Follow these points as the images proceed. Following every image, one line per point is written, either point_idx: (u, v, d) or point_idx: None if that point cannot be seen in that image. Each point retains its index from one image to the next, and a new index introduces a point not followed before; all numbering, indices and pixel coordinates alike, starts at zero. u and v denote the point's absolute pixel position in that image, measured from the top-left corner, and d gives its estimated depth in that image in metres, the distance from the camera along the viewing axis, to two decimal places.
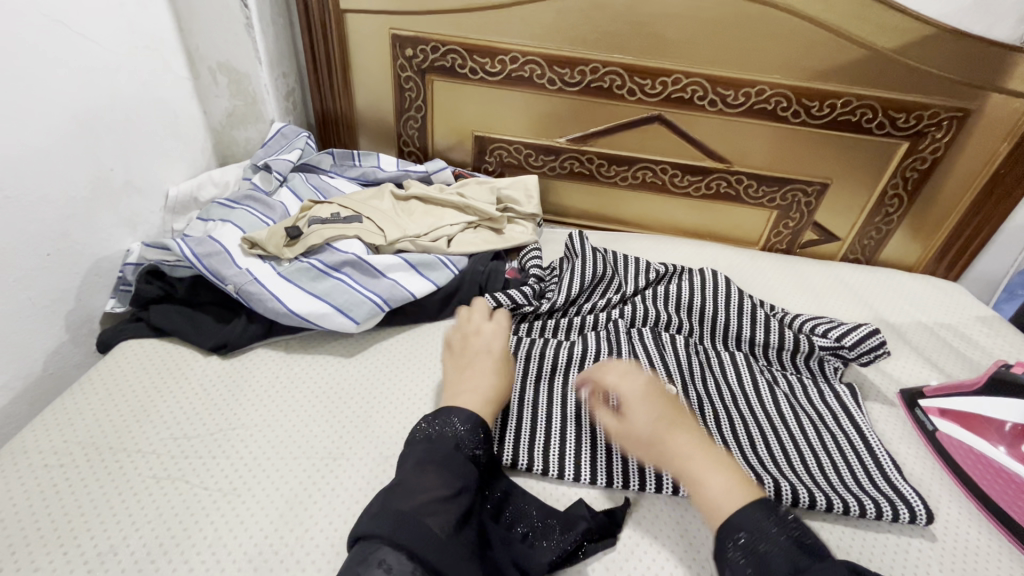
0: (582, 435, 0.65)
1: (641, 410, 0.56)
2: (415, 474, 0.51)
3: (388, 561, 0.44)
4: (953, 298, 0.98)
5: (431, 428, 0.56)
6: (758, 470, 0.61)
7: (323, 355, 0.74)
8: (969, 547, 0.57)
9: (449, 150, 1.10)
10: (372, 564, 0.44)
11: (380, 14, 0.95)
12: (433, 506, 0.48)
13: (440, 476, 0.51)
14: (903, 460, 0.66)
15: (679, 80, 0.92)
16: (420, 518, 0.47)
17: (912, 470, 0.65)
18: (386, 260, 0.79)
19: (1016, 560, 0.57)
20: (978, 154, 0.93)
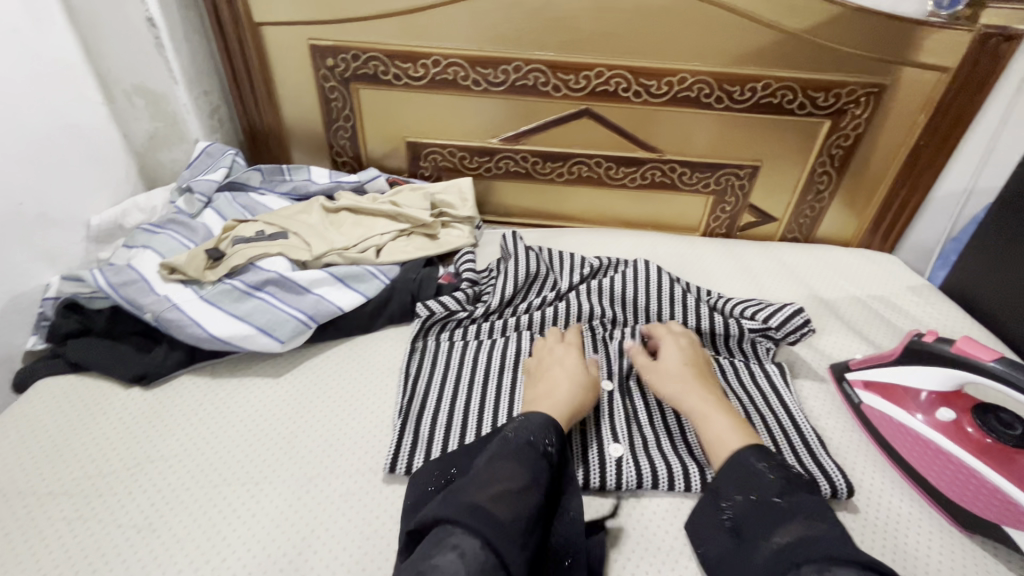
0: None
1: (671, 355, 0.69)
2: (491, 466, 0.51)
3: (461, 546, 0.44)
4: (886, 270, 0.99)
5: (510, 430, 0.56)
6: (686, 465, 0.62)
7: (249, 377, 0.73)
8: (889, 516, 0.59)
9: (384, 157, 1.09)
10: (447, 547, 0.43)
11: (298, 26, 0.94)
12: (504, 498, 0.48)
13: (518, 472, 0.51)
14: (829, 435, 0.68)
15: (602, 74, 0.92)
16: (496, 510, 0.47)
17: (838, 444, 0.67)
18: (310, 275, 0.77)
19: (934, 524, 0.58)
20: (898, 127, 0.94)
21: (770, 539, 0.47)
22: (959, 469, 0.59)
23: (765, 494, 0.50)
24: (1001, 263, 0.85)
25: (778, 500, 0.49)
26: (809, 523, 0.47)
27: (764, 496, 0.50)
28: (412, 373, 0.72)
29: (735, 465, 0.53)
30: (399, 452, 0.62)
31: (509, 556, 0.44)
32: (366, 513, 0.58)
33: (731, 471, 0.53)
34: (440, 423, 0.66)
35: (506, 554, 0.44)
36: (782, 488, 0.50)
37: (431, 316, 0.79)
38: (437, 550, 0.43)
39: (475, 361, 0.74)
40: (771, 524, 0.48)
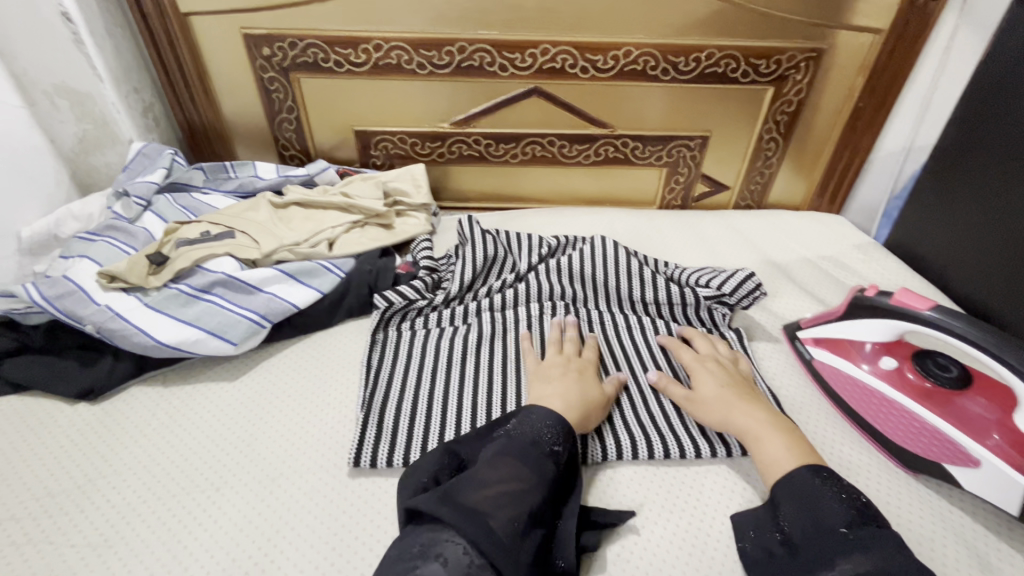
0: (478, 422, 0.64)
1: (709, 382, 0.66)
2: (490, 466, 0.52)
3: (444, 554, 0.44)
4: (833, 230, 1.03)
5: (512, 428, 0.56)
6: (664, 437, 0.63)
7: (204, 383, 0.71)
8: (839, 464, 0.61)
9: (332, 148, 1.06)
10: (430, 557, 0.44)
11: (227, 14, 0.90)
12: (501, 499, 0.49)
13: (518, 472, 0.51)
14: (783, 391, 0.70)
15: (548, 51, 0.92)
16: (487, 512, 0.47)
17: (794, 400, 0.69)
18: (260, 273, 0.75)
19: (883, 468, 0.61)
20: (838, 89, 0.97)
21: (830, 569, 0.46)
22: (903, 414, 0.62)
23: (833, 522, 0.48)
24: (936, 217, 0.88)
25: (846, 530, 0.47)
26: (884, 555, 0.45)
27: (830, 523, 0.48)
28: (373, 366, 0.71)
29: (802, 487, 0.52)
30: (363, 445, 0.61)
31: (499, 563, 0.45)
32: (333, 508, 0.58)
33: (790, 490, 0.53)
34: (403, 413, 0.65)
35: (497, 560, 0.45)
36: (851, 519, 0.48)
37: (389, 306, 0.77)
38: (421, 560, 0.44)
39: (437, 349, 0.74)
40: (833, 552, 0.46)
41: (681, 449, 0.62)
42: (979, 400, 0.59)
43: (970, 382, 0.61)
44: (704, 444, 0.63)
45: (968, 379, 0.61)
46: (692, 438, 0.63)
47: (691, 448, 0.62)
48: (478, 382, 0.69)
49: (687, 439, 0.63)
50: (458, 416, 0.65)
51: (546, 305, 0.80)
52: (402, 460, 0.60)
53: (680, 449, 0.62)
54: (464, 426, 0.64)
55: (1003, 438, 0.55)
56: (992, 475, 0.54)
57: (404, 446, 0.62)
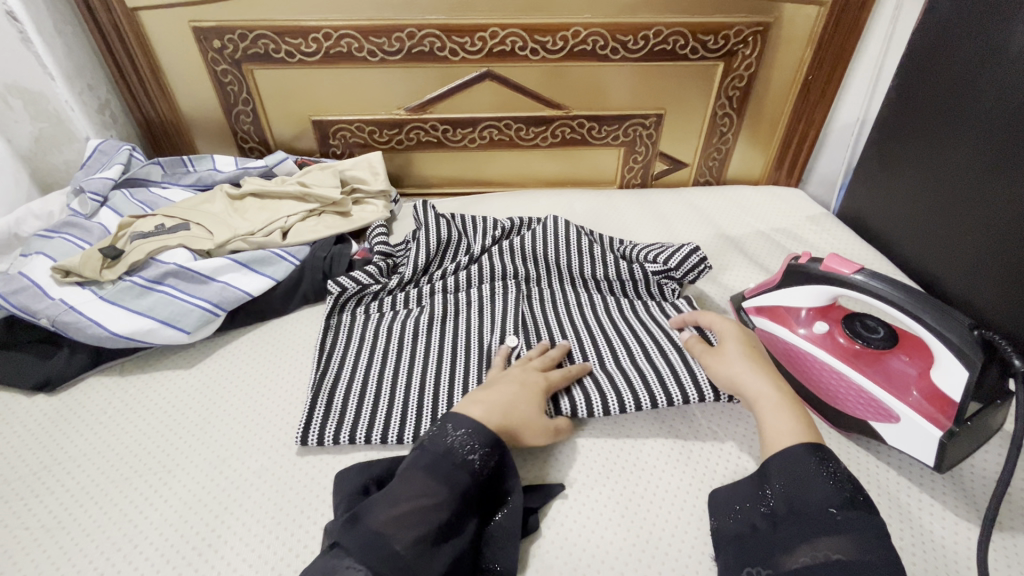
0: (424, 398, 0.65)
1: (731, 341, 0.62)
2: (401, 480, 0.48)
3: None
4: (788, 203, 1.04)
5: (426, 436, 0.52)
6: (637, 389, 0.65)
7: (159, 371, 0.72)
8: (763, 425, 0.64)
9: (292, 140, 1.07)
10: None
11: (175, 8, 0.90)
12: (407, 517, 0.46)
13: (429, 485, 0.48)
14: None
15: (496, 34, 0.92)
16: (389, 535, 0.45)
17: None
18: (212, 263, 0.76)
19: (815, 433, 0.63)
20: (788, 62, 0.98)
21: (808, 550, 0.44)
22: (833, 376, 0.63)
23: (822, 501, 0.45)
24: (882, 186, 0.90)
25: (834, 511, 0.44)
26: (858, 540, 0.43)
27: (820, 502, 0.45)
28: (326, 348, 0.72)
29: (793, 462, 0.49)
30: (310, 425, 0.63)
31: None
32: (280, 486, 0.59)
33: (783, 464, 0.49)
34: (352, 393, 0.67)
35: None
36: (843, 501, 0.45)
37: (343, 292, 0.78)
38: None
39: (390, 333, 0.75)
40: (815, 530, 0.44)
41: (654, 401, 0.64)
42: (903, 357, 0.61)
43: (896, 342, 0.62)
44: (678, 394, 0.64)
45: (895, 339, 0.62)
46: (666, 387, 0.64)
47: (665, 398, 0.64)
48: (429, 361, 0.71)
49: (660, 390, 0.64)
50: (405, 393, 0.66)
51: (498, 284, 0.82)
52: (348, 437, 0.62)
53: (654, 400, 0.63)
54: (410, 402, 0.65)
55: (923, 395, 0.56)
56: (909, 429, 0.56)
57: (351, 423, 0.63)
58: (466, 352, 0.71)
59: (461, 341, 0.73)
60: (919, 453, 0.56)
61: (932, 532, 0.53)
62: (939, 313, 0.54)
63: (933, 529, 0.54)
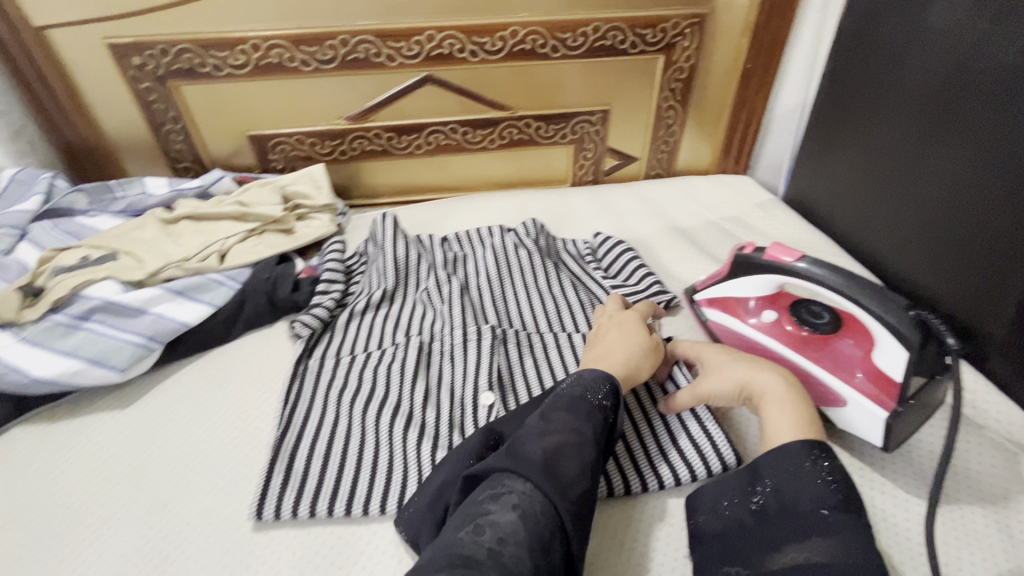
0: (382, 434, 0.62)
1: (715, 354, 0.62)
2: (545, 418, 0.51)
3: (518, 502, 0.44)
4: (736, 192, 1.05)
5: (561, 387, 0.55)
6: (642, 468, 0.58)
7: (92, 414, 0.67)
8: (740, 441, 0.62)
9: (228, 157, 1.02)
10: (505, 504, 0.43)
11: (88, 24, 0.85)
12: (562, 449, 0.48)
13: (572, 423, 0.50)
14: None
15: (433, 37, 0.90)
16: (554, 462, 0.47)
17: None
18: (144, 294, 0.72)
19: None
20: (726, 52, 0.99)
21: (791, 549, 0.44)
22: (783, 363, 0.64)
23: (813, 503, 0.46)
24: (824, 169, 0.91)
25: (826, 512, 0.45)
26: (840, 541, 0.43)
27: (810, 503, 0.46)
28: (290, 399, 0.66)
29: (787, 461, 0.49)
30: (266, 497, 0.56)
31: (567, 518, 0.44)
32: (225, 527, 0.56)
33: (776, 463, 0.49)
34: (316, 455, 0.60)
35: (566, 513, 0.44)
36: (835, 501, 0.45)
37: (312, 334, 0.74)
38: (496, 506, 0.43)
39: (349, 373, 0.70)
40: (801, 532, 0.45)
41: (660, 480, 0.57)
42: (848, 340, 0.62)
43: (841, 325, 0.63)
44: (684, 470, 0.58)
45: (839, 323, 0.63)
46: (671, 463, 0.58)
47: (671, 476, 0.57)
48: (394, 395, 0.66)
49: (665, 467, 0.58)
50: (375, 442, 0.61)
51: (461, 306, 0.79)
52: (309, 510, 0.55)
53: (659, 480, 0.57)
54: (380, 453, 0.60)
55: (867, 377, 0.57)
56: (856, 413, 0.57)
57: (313, 491, 0.57)
58: (433, 385, 0.68)
59: (441, 387, 0.67)
60: (868, 435, 0.56)
61: (882, 510, 0.54)
62: (874, 294, 0.55)
63: (886, 509, 0.54)
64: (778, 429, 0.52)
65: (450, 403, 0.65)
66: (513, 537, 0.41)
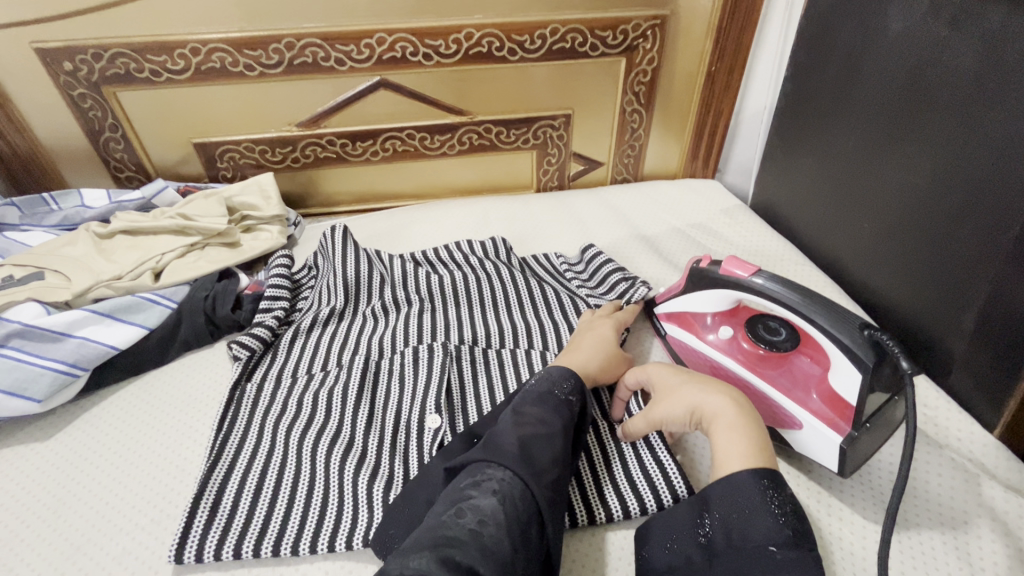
0: (320, 466, 0.58)
1: (666, 375, 0.58)
2: (519, 411, 0.52)
3: (499, 488, 0.44)
4: (703, 197, 1.03)
5: (532, 383, 0.56)
6: (590, 500, 0.55)
7: (10, 446, 0.63)
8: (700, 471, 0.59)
9: (174, 166, 0.97)
10: (486, 490, 0.44)
11: (12, 28, 0.80)
12: (534, 440, 0.49)
13: (543, 416, 0.51)
14: None
15: (383, 40, 0.86)
16: (529, 452, 0.47)
17: None
18: (68, 316, 0.67)
19: None
20: (690, 52, 0.96)
21: None
22: (740, 382, 0.61)
23: (762, 538, 0.43)
24: (788, 175, 0.89)
25: (775, 549, 0.42)
26: None
27: (760, 539, 0.43)
28: (223, 427, 0.62)
29: (734, 490, 0.46)
30: (187, 538, 0.52)
31: (543, 504, 0.45)
32: (142, 571, 0.52)
33: (726, 493, 0.46)
34: (245, 489, 0.56)
35: (543, 498, 0.45)
36: (785, 537, 0.42)
37: (251, 356, 0.70)
38: (477, 492, 0.44)
39: (289, 397, 0.66)
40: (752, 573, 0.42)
41: (608, 511, 0.54)
42: (805, 358, 0.60)
43: (799, 342, 0.61)
44: (633, 502, 0.54)
45: (797, 340, 0.61)
46: (620, 494, 0.55)
47: (620, 507, 0.54)
48: (334, 421, 0.63)
49: (614, 498, 0.55)
50: (311, 475, 0.57)
51: (412, 322, 0.75)
52: (234, 551, 0.52)
53: (607, 512, 0.54)
54: (314, 486, 0.56)
55: (822, 397, 0.54)
56: (812, 436, 0.54)
57: (239, 531, 0.53)
58: (377, 410, 0.64)
59: (386, 411, 0.64)
60: (823, 459, 0.53)
61: (838, 537, 0.52)
62: (828, 311, 0.53)
63: (842, 537, 0.52)
64: (730, 457, 0.48)
65: (393, 429, 0.62)
66: (493, 520, 0.41)
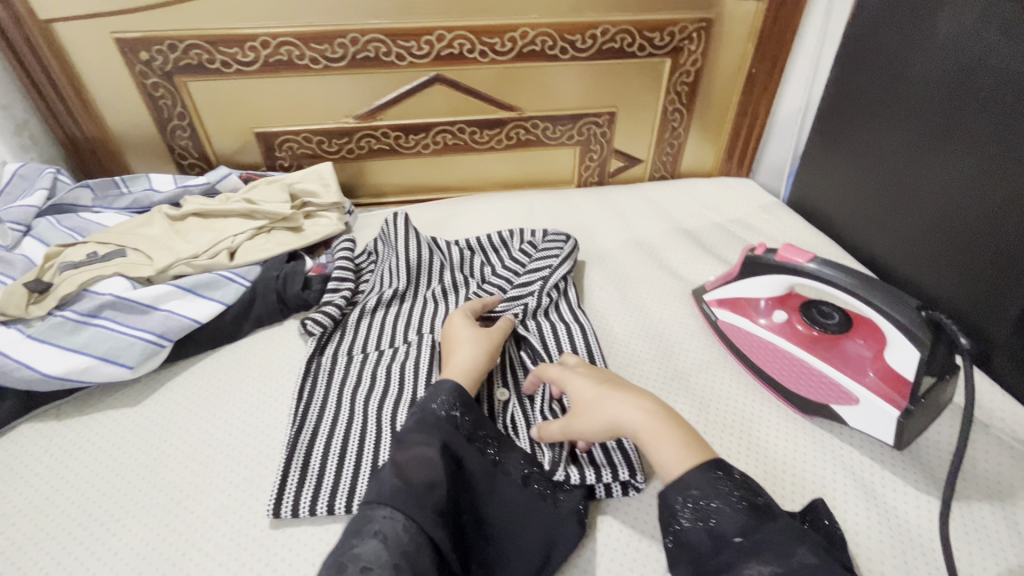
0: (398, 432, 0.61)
1: (581, 386, 0.57)
2: (402, 441, 0.50)
3: (382, 530, 0.44)
4: (741, 195, 1.06)
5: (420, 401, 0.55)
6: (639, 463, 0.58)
7: (102, 410, 0.67)
8: (795, 446, 0.61)
9: (234, 154, 1.01)
10: (367, 535, 0.43)
11: (95, 18, 0.84)
12: (414, 466, 0.48)
13: (429, 438, 0.51)
14: (707, 370, 0.71)
15: (443, 37, 0.90)
16: (411, 484, 0.46)
17: (721, 382, 0.69)
18: (153, 291, 0.71)
19: (810, 440, 0.61)
20: (733, 54, 1.00)
21: None
22: (794, 362, 0.65)
23: (728, 528, 0.43)
24: (827, 174, 0.93)
25: (740, 539, 0.42)
26: None
27: (726, 529, 0.43)
28: (303, 397, 0.66)
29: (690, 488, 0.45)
30: (283, 494, 0.56)
31: (435, 531, 0.45)
32: (242, 524, 0.55)
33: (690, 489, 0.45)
34: (331, 452, 0.60)
35: (432, 530, 0.45)
36: (745, 524, 0.42)
37: (323, 332, 0.74)
38: (358, 539, 0.43)
39: (362, 371, 0.69)
40: None
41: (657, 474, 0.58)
42: (858, 340, 0.63)
43: (851, 326, 0.65)
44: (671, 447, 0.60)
45: (849, 324, 0.65)
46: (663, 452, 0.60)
47: (611, 472, 0.56)
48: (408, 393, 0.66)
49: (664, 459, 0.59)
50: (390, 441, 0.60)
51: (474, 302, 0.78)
52: (326, 508, 0.55)
53: (608, 489, 0.56)
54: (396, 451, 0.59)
55: (878, 375, 0.58)
56: (869, 412, 0.58)
57: (330, 489, 0.57)
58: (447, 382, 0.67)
59: None
60: (880, 433, 0.57)
61: (897, 509, 0.55)
62: (887, 295, 0.56)
63: (898, 506, 0.55)
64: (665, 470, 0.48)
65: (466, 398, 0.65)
66: (375, 565, 0.41)
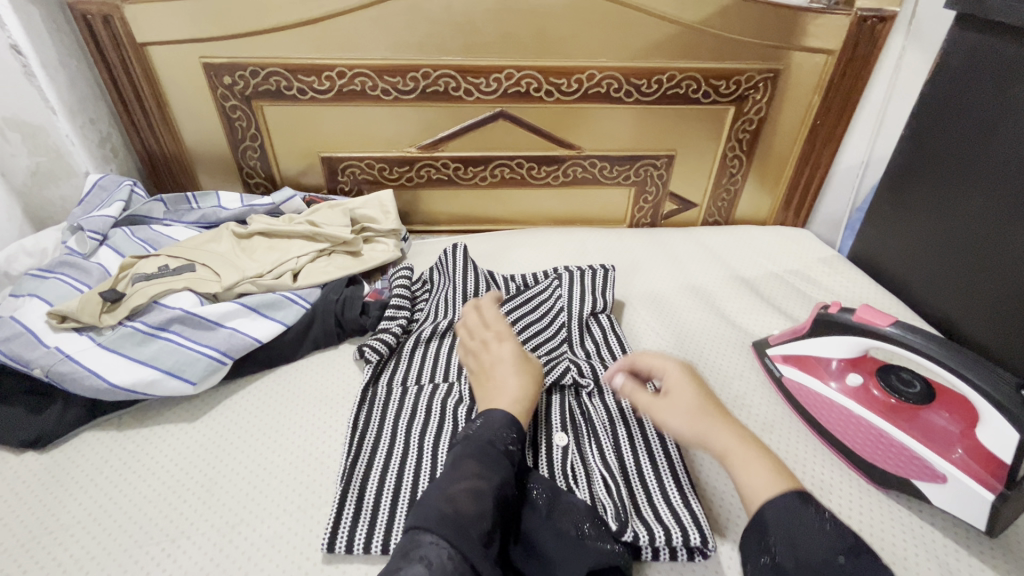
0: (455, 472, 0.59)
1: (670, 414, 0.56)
2: (452, 468, 0.51)
3: (428, 556, 0.42)
4: (800, 245, 1.04)
5: (470, 430, 0.55)
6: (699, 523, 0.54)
7: (160, 425, 0.68)
8: (873, 522, 0.58)
9: (299, 175, 1.04)
10: (414, 559, 0.42)
11: (187, 44, 0.88)
12: (466, 493, 0.47)
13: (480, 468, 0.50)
14: (773, 430, 0.68)
15: (511, 75, 0.92)
16: (459, 511, 0.46)
17: (789, 444, 0.66)
18: (220, 308, 0.73)
19: (891, 519, 0.58)
20: (797, 106, 1.00)
21: None
22: (871, 430, 0.62)
23: None
24: (895, 231, 0.90)
25: None
26: None
27: None
28: (359, 425, 0.65)
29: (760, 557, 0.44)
30: (338, 527, 0.55)
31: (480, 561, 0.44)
32: (294, 556, 0.54)
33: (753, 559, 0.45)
34: (386, 486, 0.58)
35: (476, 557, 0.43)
36: None
37: (379, 359, 0.73)
38: (404, 564, 0.42)
39: (417, 402, 0.68)
40: None
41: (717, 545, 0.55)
42: (942, 412, 0.60)
43: (934, 396, 0.62)
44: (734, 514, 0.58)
45: (932, 393, 0.62)
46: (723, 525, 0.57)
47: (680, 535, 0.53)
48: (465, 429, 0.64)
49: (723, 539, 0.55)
50: None
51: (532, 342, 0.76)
52: (382, 546, 0.54)
53: (671, 552, 0.53)
54: None
55: (967, 452, 0.55)
56: (957, 491, 0.54)
57: (385, 526, 0.55)
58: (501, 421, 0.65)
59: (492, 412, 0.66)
60: (970, 515, 0.54)
61: None
62: (984, 370, 0.53)
63: None
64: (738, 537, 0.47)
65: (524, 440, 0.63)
66: None
